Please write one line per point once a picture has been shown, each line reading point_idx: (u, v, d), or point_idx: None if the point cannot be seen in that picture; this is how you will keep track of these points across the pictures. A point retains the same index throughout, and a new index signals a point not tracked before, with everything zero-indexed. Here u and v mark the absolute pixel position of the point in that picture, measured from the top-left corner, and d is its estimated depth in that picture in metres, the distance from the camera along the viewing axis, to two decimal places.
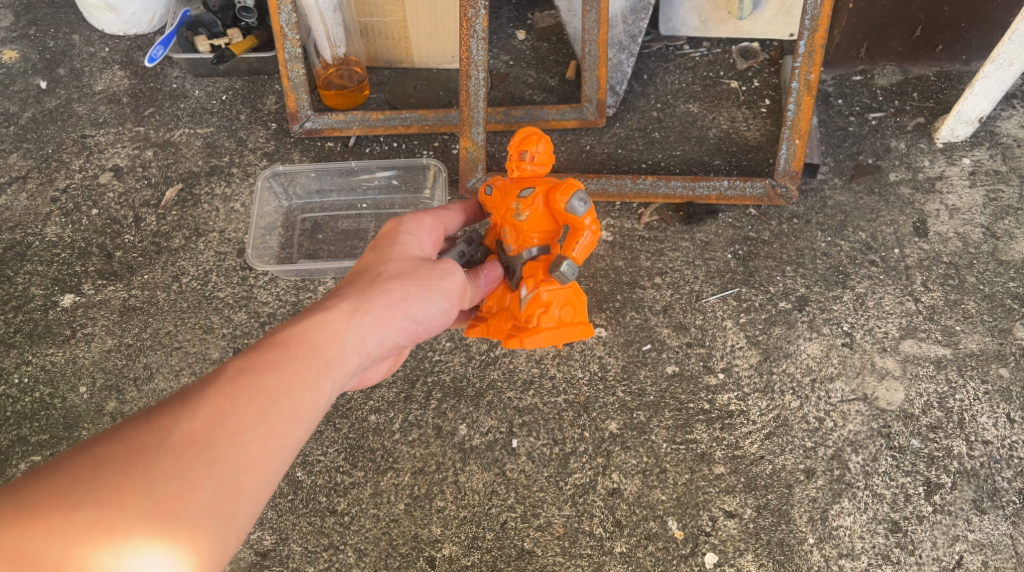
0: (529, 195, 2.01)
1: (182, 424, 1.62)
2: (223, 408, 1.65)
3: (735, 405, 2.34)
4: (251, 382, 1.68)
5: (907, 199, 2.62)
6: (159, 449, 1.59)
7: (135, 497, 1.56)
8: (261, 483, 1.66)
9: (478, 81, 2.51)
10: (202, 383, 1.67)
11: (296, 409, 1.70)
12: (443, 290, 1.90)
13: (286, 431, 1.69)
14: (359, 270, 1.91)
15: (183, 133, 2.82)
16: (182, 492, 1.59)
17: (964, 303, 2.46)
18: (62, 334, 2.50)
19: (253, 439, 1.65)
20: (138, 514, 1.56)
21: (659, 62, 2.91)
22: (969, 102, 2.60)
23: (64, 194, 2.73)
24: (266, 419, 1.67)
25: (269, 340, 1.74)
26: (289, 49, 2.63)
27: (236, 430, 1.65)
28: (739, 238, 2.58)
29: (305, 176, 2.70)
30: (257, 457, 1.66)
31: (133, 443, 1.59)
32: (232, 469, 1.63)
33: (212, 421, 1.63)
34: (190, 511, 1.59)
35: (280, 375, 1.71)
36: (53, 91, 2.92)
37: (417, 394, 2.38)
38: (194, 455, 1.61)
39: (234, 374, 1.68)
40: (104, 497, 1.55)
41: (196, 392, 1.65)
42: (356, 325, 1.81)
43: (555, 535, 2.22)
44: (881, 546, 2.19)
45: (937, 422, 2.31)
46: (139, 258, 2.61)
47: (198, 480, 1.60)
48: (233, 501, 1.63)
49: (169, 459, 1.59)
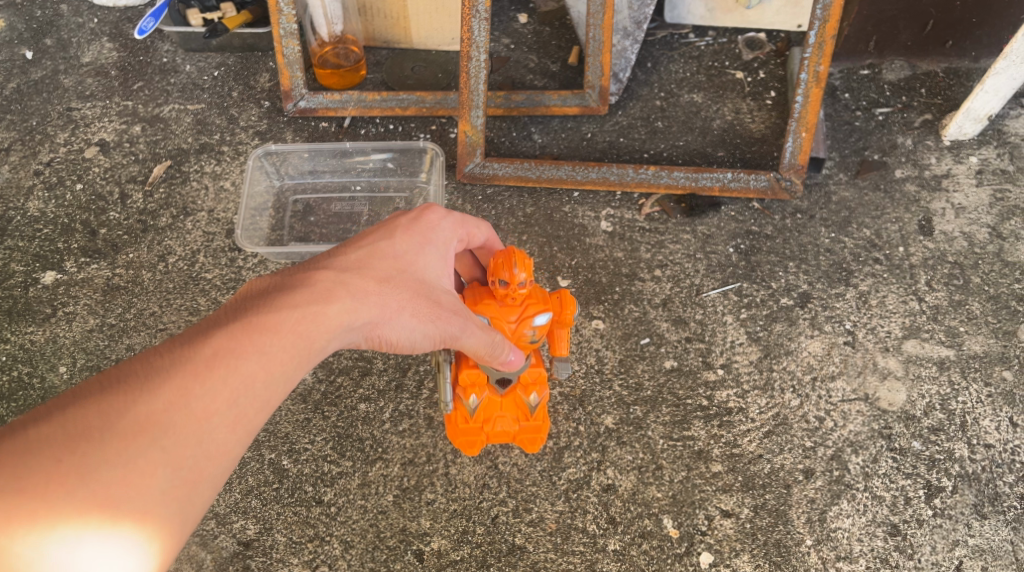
0: (542, 322, 1.94)
1: (140, 405, 1.48)
2: (189, 391, 1.51)
3: (734, 402, 2.29)
4: (223, 362, 1.55)
5: (912, 196, 2.56)
6: (109, 432, 1.46)
7: (70, 485, 1.43)
8: (219, 475, 1.53)
9: (479, 63, 2.44)
10: (168, 358, 1.53)
11: (266, 398, 1.58)
12: (434, 322, 1.78)
13: (254, 420, 1.57)
14: (360, 247, 1.76)
15: (173, 109, 2.74)
16: (129, 481, 1.45)
17: (968, 304, 2.41)
18: (42, 312, 2.42)
19: (221, 426, 1.53)
20: (73, 504, 1.42)
21: (664, 50, 2.84)
22: (979, 100, 2.55)
23: (48, 168, 2.65)
24: (237, 407, 1.55)
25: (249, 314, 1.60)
26: (285, 24, 2.56)
27: (202, 417, 1.51)
28: (741, 232, 2.52)
29: (297, 156, 2.63)
30: (222, 445, 1.53)
31: (78, 425, 1.45)
32: (192, 457, 1.50)
33: (175, 403, 1.50)
34: (136, 503, 1.46)
35: (258, 359, 1.58)
36: (38, 62, 2.83)
37: (408, 382, 2.32)
38: (148, 441, 1.47)
39: (209, 352, 1.55)
40: (33, 484, 1.41)
41: (161, 371, 1.52)
42: (343, 311, 1.67)
43: (547, 530, 2.16)
44: (879, 549, 2.14)
45: (939, 424, 2.26)
46: (124, 236, 2.53)
47: (150, 469, 1.47)
48: (187, 491, 1.50)
49: (117, 445, 1.46)
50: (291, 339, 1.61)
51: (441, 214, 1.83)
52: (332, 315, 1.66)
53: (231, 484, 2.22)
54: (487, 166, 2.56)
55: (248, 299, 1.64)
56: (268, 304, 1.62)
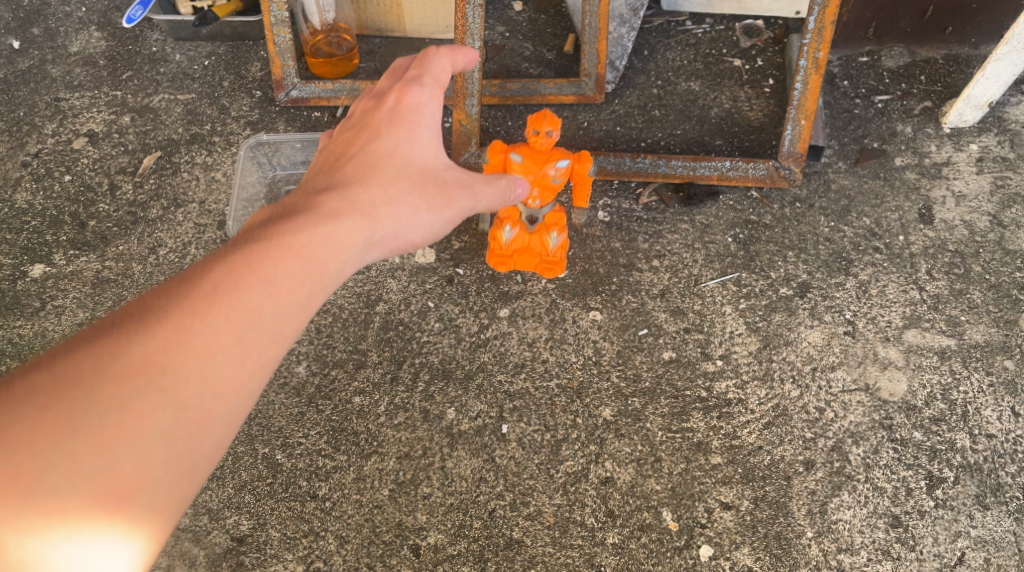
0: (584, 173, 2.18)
1: (133, 346, 1.46)
2: (187, 330, 1.48)
3: (733, 393, 2.26)
4: (219, 299, 1.51)
5: (912, 184, 2.54)
6: (104, 375, 1.44)
7: (64, 433, 1.41)
8: (228, 412, 1.51)
9: (474, 51, 2.40)
10: (163, 298, 1.50)
11: (274, 328, 1.55)
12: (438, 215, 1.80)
13: (263, 352, 1.54)
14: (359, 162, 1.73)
15: (163, 99, 2.70)
16: (127, 423, 1.44)
17: (970, 293, 2.38)
18: (31, 306, 2.39)
19: (225, 361, 1.50)
20: (68, 453, 1.41)
21: (660, 38, 2.80)
22: (980, 86, 2.52)
23: (36, 159, 2.61)
24: (241, 341, 1.52)
25: (246, 243, 1.57)
26: (276, 12, 2.52)
27: (203, 353, 1.49)
28: (740, 222, 2.49)
29: (290, 146, 2.62)
30: (229, 379, 1.51)
31: (69, 372, 1.43)
32: (195, 395, 1.48)
33: (171, 342, 1.47)
34: (136, 447, 1.44)
35: (256, 296, 1.53)
36: (26, 52, 2.79)
37: (404, 375, 2.29)
38: (146, 381, 1.45)
39: (209, 287, 1.51)
40: (28, 434, 1.40)
41: (157, 311, 1.49)
42: (345, 237, 1.64)
43: (545, 524, 2.13)
44: (881, 541, 2.12)
45: (940, 415, 2.24)
46: (114, 228, 2.50)
47: (151, 409, 1.45)
48: (194, 432, 1.48)
49: (114, 384, 1.44)
50: (291, 271, 1.57)
51: (420, 89, 1.80)
52: (334, 239, 1.63)
53: (225, 478, 2.19)
54: (482, 156, 2.52)
55: (246, 232, 1.61)
56: (266, 236, 1.58)
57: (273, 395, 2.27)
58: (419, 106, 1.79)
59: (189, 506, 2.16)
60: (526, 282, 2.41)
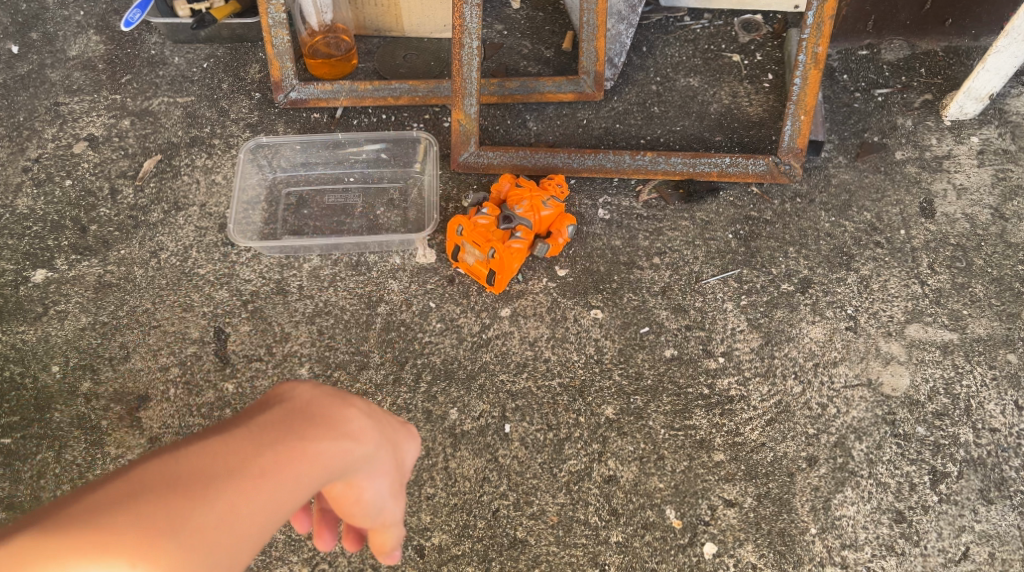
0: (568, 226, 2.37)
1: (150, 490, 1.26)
2: (235, 511, 1.29)
3: (736, 390, 2.26)
4: (262, 490, 1.31)
5: (913, 178, 2.53)
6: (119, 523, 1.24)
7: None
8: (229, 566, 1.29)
9: (472, 50, 2.40)
10: (208, 473, 1.29)
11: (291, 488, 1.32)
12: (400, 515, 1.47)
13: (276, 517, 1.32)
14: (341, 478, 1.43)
15: (162, 102, 2.70)
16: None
17: (972, 286, 2.38)
18: (34, 311, 2.39)
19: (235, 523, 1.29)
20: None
21: (659, 34, 2.80)
22: (980, 79, 2.51)
23: (37, 164, 2.61)
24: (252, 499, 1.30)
25: (278, 407, 1.37)
26: (273, 14, 2.52)
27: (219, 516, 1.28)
28: (740, 218, 2.49)
29: (289, 149, 2.61)
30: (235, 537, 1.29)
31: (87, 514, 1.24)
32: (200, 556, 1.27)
33: (189, 491, 1.27)
34: None
35: (298, 491, 1.33)
36: (25, 56, 2.79)
37: (406, 376, 2.29)
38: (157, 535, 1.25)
39: (230, 445, 1.31)
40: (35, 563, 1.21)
41: (201, 489, 1.28)
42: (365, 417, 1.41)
43: (549, 523, 2.14)
44: (885, 536, 2.12)
45: (944, 409, 2.24)
46: (115, 232, 2.50)
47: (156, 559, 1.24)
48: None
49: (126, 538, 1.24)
50: (331, 469, 1.35)
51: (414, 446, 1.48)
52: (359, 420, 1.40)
53: None
54: (481, 155, 2.52)
55: (290, 409, 1.37)
56: (315, 422, 1.36)
57: None
58: (408, 434, 1.48)
59: None
60: (526, 281, 2.41)
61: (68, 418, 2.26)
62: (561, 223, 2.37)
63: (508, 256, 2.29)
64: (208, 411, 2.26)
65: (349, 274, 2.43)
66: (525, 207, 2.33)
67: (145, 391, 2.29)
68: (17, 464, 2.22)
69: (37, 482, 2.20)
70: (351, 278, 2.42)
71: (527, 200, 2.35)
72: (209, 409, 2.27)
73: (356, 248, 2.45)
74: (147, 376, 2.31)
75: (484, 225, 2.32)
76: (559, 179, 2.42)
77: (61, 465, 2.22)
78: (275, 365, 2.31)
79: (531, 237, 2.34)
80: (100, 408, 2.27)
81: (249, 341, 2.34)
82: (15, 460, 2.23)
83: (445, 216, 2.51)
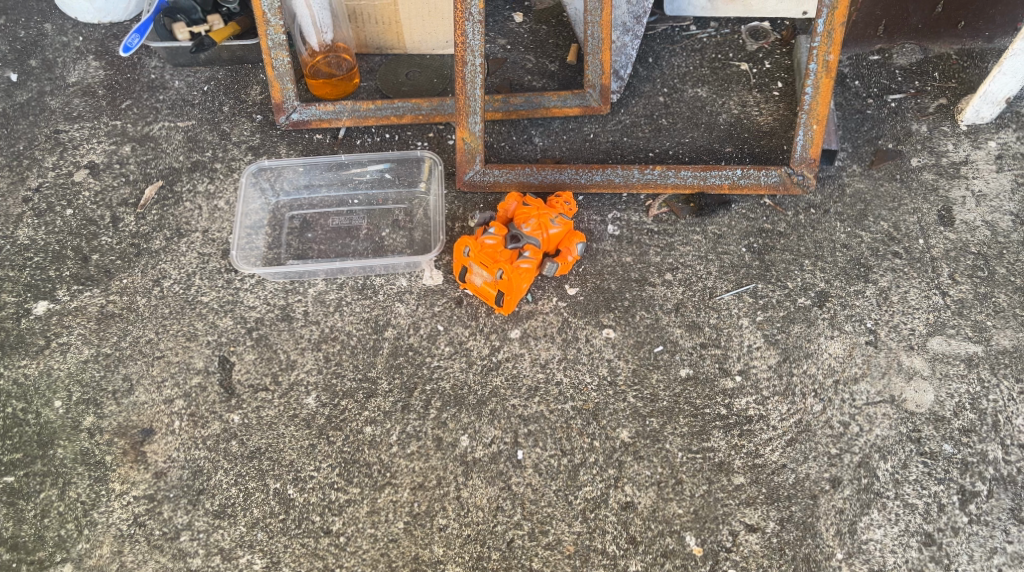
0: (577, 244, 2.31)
1: None
2: None
3: (754, 409, 2.21)
4: None
5: (930, 185, 2.47)
6: None
7: None
8: None
9: (475, 67, 2.35)
10: None
11: None
12: None
13: None
14: None
15: (163, 127, 2.66)
16: None
17: (995, 296, 2.32)
18: (36, 345, 2.35)
19: None
20: None
21: (664, 44, 2.74)
22: (997, 82, 2.45)
23: (37, 194, 2.57)
24: None
25: None
26: (273, 36, 2.47)
27: None
28: (753, 231, 2.42)
29: (292, 170, 2.55)
30: None
31: None
32: None
33: None
34: None
35: None
36: (24, 84, 2.76)
37: (415, 403, 2.24)
38: None
39: None
40: None
41: None
42: None
43: (565, 553, 2.08)
44: (914, 560, 2.06)
45: (970, 425, 2.18)
46: (117, 261, 2.46)
47: None
48: None
49: None
50: None
51: None
52: None
53: (236, 516, 2.14)
54: (487, 173, 2.46)
55: None
56: None
57: (282, 428, 2.22)
58: None
59: (201, 546, 2.12)
60: (536, 301, 2.35)
61: (71, 454, 2.22)
62: (570, 241, 2.31)
63: (516, 276, 2.23)
64: (213, 444, 2.22)
65: (354, 298, 2.38)
66: (534, 224, 2.27)
67: (150, 424, 2.24)
68: (21, 502, 2.18)
69: (40, 521, 2.16)
70: (357, 303, 2.37)
71: (538, 219, 2.28)
72: (215, 441, 2.22)
73: (362, 271, 2.40)
74: (152, 409, 2.26)
75: (492, 246, 2.24)
76: (567, 195, 2.35)
77: (65, 504, 2.17)
78: (282, 395, 2.26)
79: (538, 256, 2.27)
80: (104, 444, 2.23)
81: (255, 370, 2.29)
82: (19, 498, 2.18)
83: (452, 236, 2.46)
